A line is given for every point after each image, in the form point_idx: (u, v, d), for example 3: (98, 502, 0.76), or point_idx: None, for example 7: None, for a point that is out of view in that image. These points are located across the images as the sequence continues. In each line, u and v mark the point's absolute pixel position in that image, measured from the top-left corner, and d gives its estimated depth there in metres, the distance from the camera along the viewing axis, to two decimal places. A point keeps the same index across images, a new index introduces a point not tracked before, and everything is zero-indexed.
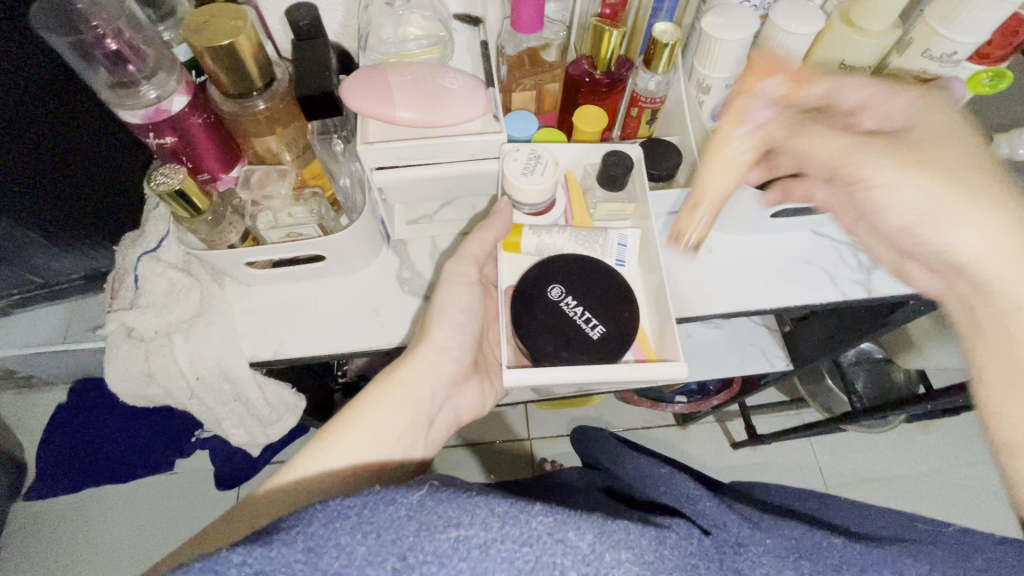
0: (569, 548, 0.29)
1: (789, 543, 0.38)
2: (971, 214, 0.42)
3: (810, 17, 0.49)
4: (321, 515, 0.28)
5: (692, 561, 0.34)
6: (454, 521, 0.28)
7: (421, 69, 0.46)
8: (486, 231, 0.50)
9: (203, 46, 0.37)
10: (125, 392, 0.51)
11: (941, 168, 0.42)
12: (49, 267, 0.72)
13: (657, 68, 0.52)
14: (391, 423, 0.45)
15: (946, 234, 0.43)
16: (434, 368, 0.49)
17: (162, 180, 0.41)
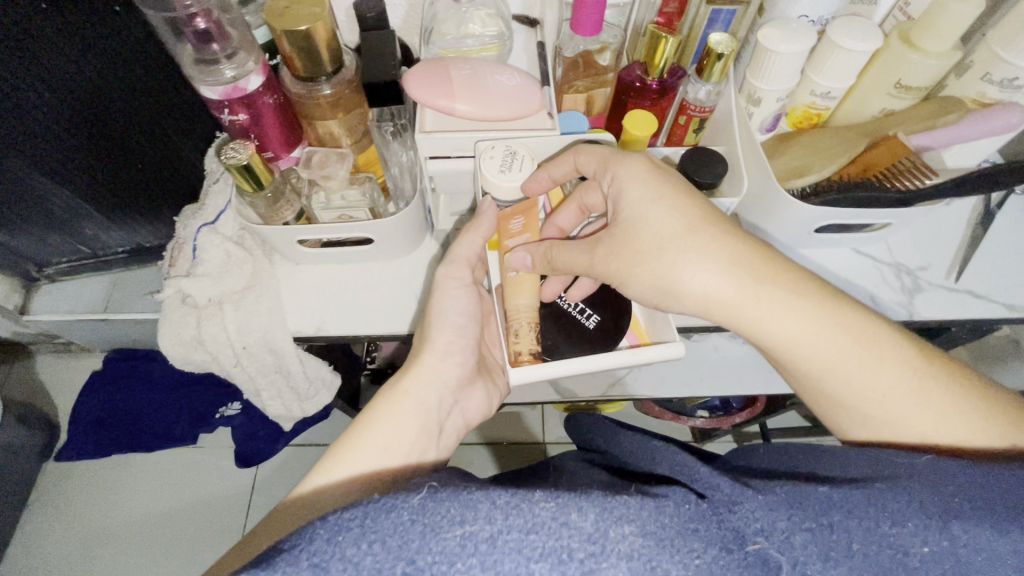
0: (575, 530, 0.27)
1: (785, 495, 0.30)
2: (680, 284, 0.41)
3: (869, 35, 0.49)
4: (322, 532, 0.27)
5: (694, 528, 0.29)
6: (459, 518, 0.27)
7: (481, 65, 0.47)
8: (474, 230, 0.48)
9: (283, 29, 0.39)
10: (174, 356, 0.53)
11: (631, 247, 0.42)
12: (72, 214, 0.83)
13: (709, 78, 0.53)
14: (404, 430, 0.44)
15: (698, 278, 0.41)
16: (438, 371, 0.48)
17: (233, 155, 0.43)
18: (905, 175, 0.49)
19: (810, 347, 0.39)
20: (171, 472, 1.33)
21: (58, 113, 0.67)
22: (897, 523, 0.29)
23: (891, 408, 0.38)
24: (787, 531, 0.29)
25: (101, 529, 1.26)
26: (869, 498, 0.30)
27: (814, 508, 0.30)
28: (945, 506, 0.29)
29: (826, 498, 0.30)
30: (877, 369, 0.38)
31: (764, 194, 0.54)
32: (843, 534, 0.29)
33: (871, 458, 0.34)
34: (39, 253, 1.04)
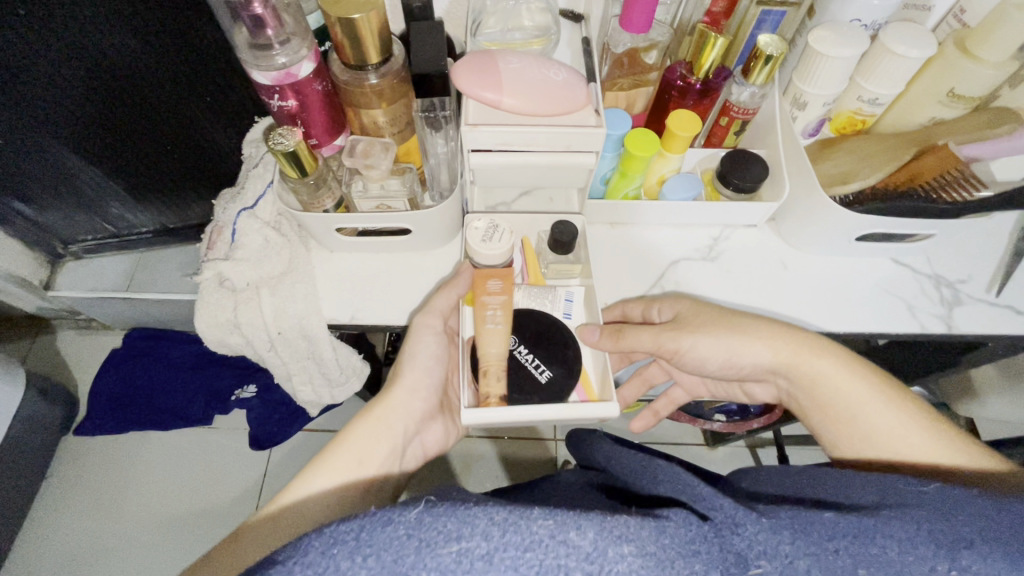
0: (572, 549, 0.28)
1: (791, 519, 0.32)
2: (740, 353, 0.50)
3: (922, 42, 0.48)
4: (316, 543, 0.28)
5: (696, 549, 0.30)
6: (455, 534, 0.28)
7: (529, 59, 0.47)
8: (450, 288, 0.51)
9: (337, 16, 0.39)
10: (209, 338, 0.54)
11: (698, 325, 0.51)
12: (71, 169, 0.85)
13: (756, 79, 0.52)
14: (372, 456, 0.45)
15: (746, 353, 0.50)
16: (408, 405, 0.50)
17: (279, 141, 0.43)
18: (956, 187, 0.48)
19: (833, 389, 0.47)
20: (186, 451, 1.34)
21: (72, 73, 0.70)
22: (902, 551, 0.30)
23: (903, 446, 0.44)
24: (791, 554, 0.30)
25: (115, 503, 1.28)
26: (877, 525, 0.31)
27: (822, 535, 0.31)
28: (956, 535, 0.30)
29: (832, 525, 0.31)
30: (891, 410, 0.45)
31: (807, 201, 0.54)
32: (849, 560, 0.30)
33: (880, 490, 0.35)
34: (66, 230, 1.05)
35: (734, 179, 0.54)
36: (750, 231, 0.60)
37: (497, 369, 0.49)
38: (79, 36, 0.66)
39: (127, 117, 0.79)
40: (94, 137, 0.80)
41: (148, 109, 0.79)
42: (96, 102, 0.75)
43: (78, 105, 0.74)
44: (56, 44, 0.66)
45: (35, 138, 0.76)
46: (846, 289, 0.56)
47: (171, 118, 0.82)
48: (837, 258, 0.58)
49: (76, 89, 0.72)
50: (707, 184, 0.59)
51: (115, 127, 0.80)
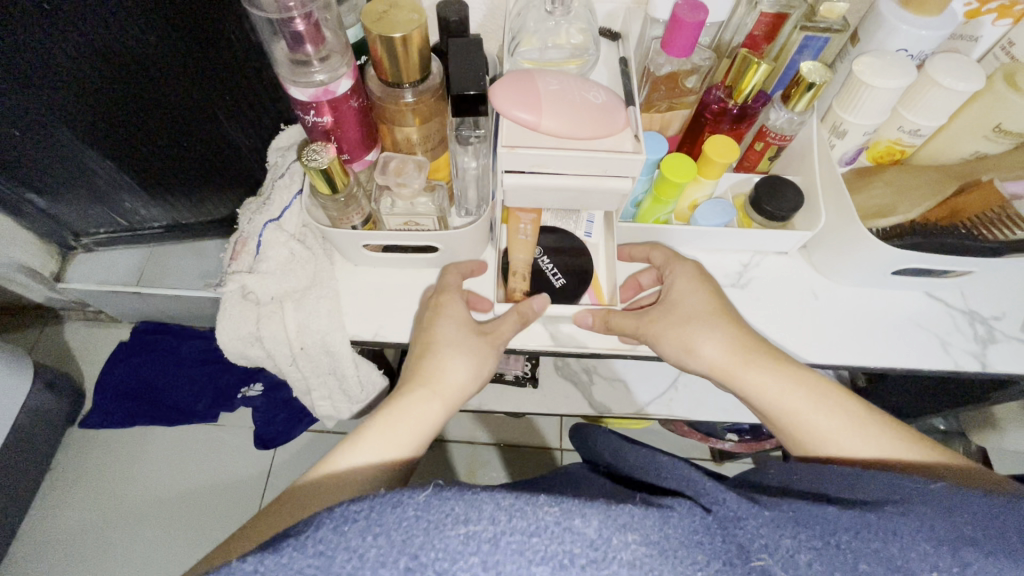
0: (577, 535, 0.27)
1: (793, 512, 0.31)
2: (698, 346, 0.48)
3: (970, 75, 0.47)
4: (328, 520, 0.27)
5: (698, 540, 0.29)
6: (462, 517, 0.27)
7: (568, 80, 0.46)
8: (517, 318, 0.49)
9: (379, 35, 0.38)
10: (230, 350, 0.53)
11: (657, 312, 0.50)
12: (86, 160, 0.84)
13: (795, 107, 0.51)
14: (417, 440, 0.43)
15: (705, 349, 0.48)
16: (459, 384, 0.46)
17: (313, 158, 0.42)
18: (992, 226, 0.48)
19: (777, 396, 0.45)
20: (190, 447, 1.34)
21: (88, 64, 0.69)
22: (906, 548, 0.28)
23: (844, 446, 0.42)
24: (791, 549, 0.29)
25: (118, 498, 1.28)
26: (879, 521, 0.30)
27: (822, 529, 0.30)
28: (958, 533, 0.29)
29: (834, 519, 0.30)
30: (837, 416, 0.43)
31: (844, 232, 0.52)
32: (849, 555, 0.28)
33: (884, 486, 0.33)
34: (79, 223, 1.05)
35: (770, 207, 0.53)
36: (781, 258, 0.59)
37: (520, 276, 0.55)
38: (108, 32, 0.66)
39: (139, 110, 0.78)
40: (109, 127, 0.79)
41: (161, 105, 0.78)
42: (110, 94, 0.74)
43: (99, 100, 0.74)
44: (83, 38, 0.66)
45: (57, 134, 0.77)
46: (877, 321, 0.55)
47: (193, 115, 0.82)
48: (868, 289, 0.56)
49: (93, 80, 0.71)
50: (739, 210, 0.57)
51: (128, 121, 0.79)
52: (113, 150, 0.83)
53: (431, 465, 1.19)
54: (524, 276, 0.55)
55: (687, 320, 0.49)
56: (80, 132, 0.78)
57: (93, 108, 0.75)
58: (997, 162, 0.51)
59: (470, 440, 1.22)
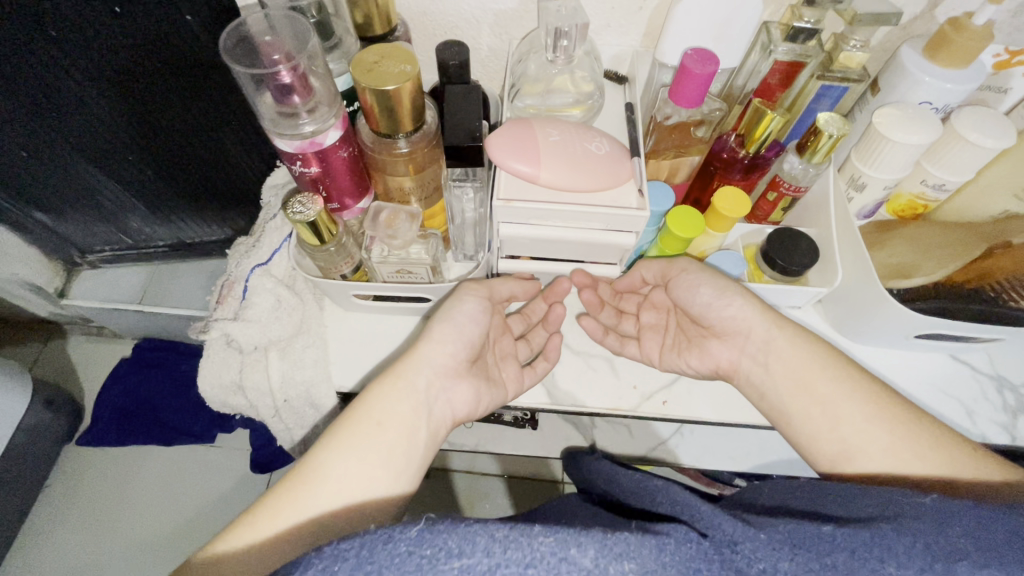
0: (570, 566, 0.27)
1: (786, 534, 0.29)
2: (725, 303, 0.47)
3: (998, 132, 0.44)
4: (318, 560, 0.27)
5: (696, 568, 0.28)
6: (456, 550, 0.27)
7: (570, 130, 0.44)
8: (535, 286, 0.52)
9: (369, 88, 0.36)
10: (213, 399, 0.51)
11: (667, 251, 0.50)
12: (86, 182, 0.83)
13: (810, 158, 0.48)
14: (394, 421, 0.40)
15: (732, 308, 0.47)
16: (436, 354, 0.44)
17: (298, 210, 0.40)
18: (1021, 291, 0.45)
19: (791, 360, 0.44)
20: (186, 469, 1.32)
21: (95, 94, 0.69)
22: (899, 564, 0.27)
23: (849, 417, 0.40)
24: (787, 573, 0.28)
25: (113, 517, 1.26)
26: (874, 538, 0.29)
27: (816, 549, 0.28)
28: (949, 546, 0.28)
29: (829, 539, 0.29)
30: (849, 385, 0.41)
31: (860, 291, 0.49)
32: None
33: (879, 500, 0.32)
34: (84, 242, 1.04)
35: (782, 261, 0.50)
36: (794, 312, 0.55)
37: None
38: (105, 52, 0.64)
39: (146, 136, 0.77)
40: (115, 151, 0.78)
41: (168, 129, 0.78)
42: (117, 122, 0.73)
43: (96, 117, 0.72)
44: (83, 55, 0.64)
45: (56, 153, 0.75)
46: (898, 384, 0.52)
47: (197, 130, 0.80)
48: (887, 350, 0.53)
49: (98, 108, 0.71)
50: (750, 262, 0.54)
51: (134, 146, 0.79)
52: (115, 172, 0.83)
53: (430, 495, 1.16)
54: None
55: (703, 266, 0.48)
56: (83, 156, 0.77)
57: (100, 134, 0.75)
58: None
59: (469, 472, 1.19)
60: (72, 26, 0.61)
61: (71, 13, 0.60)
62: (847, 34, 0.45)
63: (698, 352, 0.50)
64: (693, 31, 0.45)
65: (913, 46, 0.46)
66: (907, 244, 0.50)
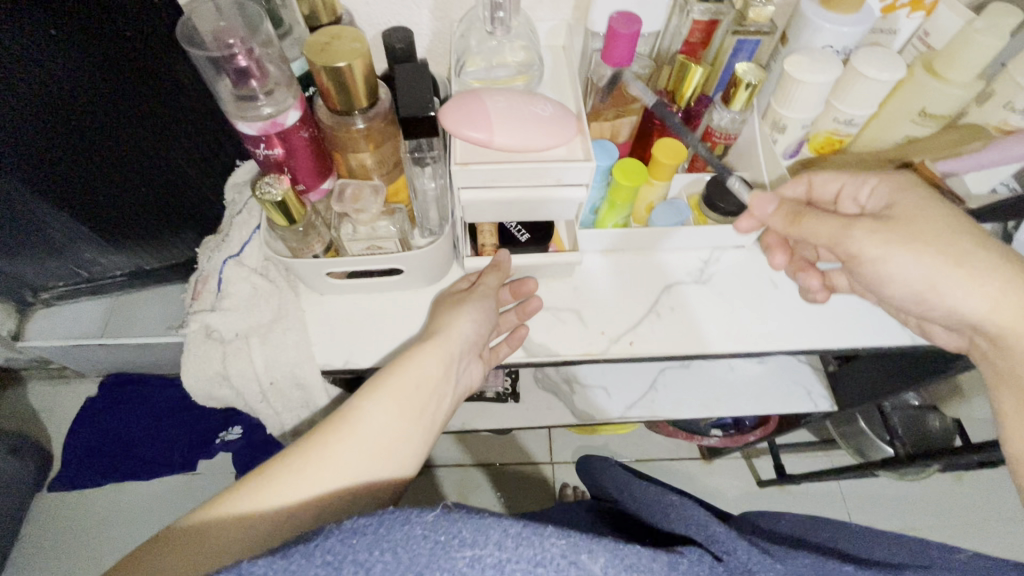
0: (582, 571, 0.27)
1: (805, 568, 0.34)
2: (943, 289, 0.44)
3: (892, 66, 0.50)
4: (336, 532, 0.26)
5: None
6: (469, 540, 0.27)
7: (515, 96, 0.48)
8: (496, 271, 0.52)
9: (323, 65, 0.39)
10: (197, 391, 0.52)
11: (910, 233, 0.43)
12: (32, 214, 0.81)
13: (735, 106, 0.53)
14: (418, 387, 0.45)
15: (956, 296, 0.44)
16: (456, 335, 0.49)
17: (267, 190, 0.42)
18: None
19: None
20: (171, 501, 1.29)
21: (34, 121, 0.67)
22: None
23: None
24: None
25: (97, 560, 1.22)
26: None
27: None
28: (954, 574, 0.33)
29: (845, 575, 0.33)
30: None
31: None
32: None
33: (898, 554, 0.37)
34: (36, 278, 1.01)
35: (722, 204, 0.55)
36: (739, 252, 0.61)
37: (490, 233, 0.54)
38: (48, 75, 0.64)
39: (91, 158, 0.76)
40: (60, 179, 0.77)
41: (114, 149, 0.77)
42: (59, 147, 0.72)
43: (41, 146, 0.71)
44: (24, 82, 0.63)
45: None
46: (835, 304, 0.58)
47: (148, 150, 0.79)
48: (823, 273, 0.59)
49: (39, 136, 0.69)
50: (694, 209, 0.59)
51: (78, 172, 0.77)
52: (64, 202, 0.81)
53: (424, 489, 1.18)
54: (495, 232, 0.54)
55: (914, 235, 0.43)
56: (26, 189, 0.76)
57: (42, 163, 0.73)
58: (923, 144, 0.54)
59: (460, 462, 1.21)
60: (13, 56, 0.60)
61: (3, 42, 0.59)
62: None
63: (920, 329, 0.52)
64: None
65: None
66: (831, 170, 0.54)
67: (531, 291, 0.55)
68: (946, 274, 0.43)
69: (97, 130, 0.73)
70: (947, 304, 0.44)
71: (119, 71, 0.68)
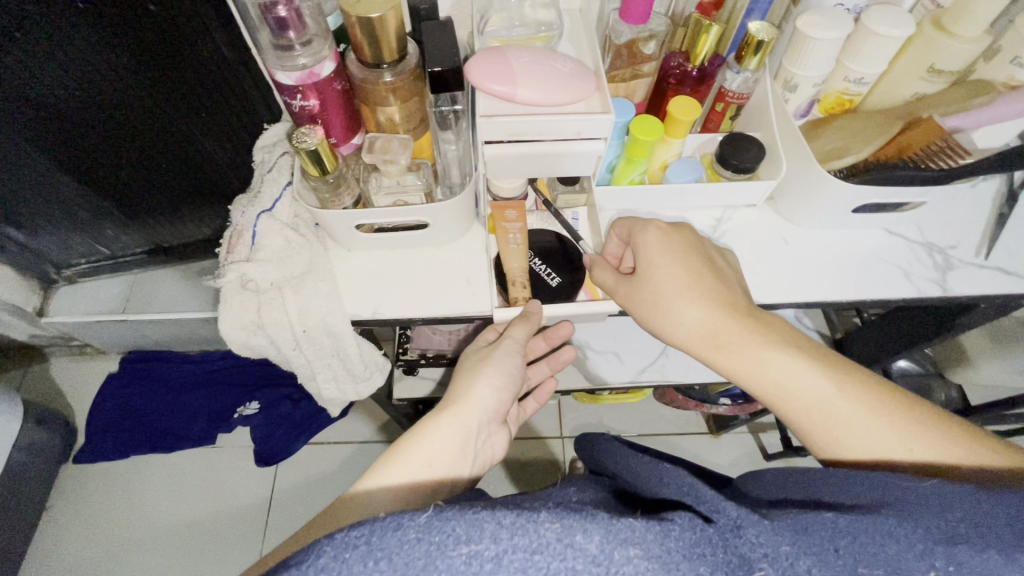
0: (579, 552, 0.29)
1: (790, 520, 0.31)
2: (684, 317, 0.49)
3: (903, 21, 0.51)
4: (329, 549, 0.28)
5: (701, 553, 0.30)
6: (464, 537, 0.29)
7: (537, 53, 0.49)
8: (524, 323, 0.54)
9: (358, 15, 0.41)
10: (233, 340, 0.54)
11: (660, 279, 0.50)
12: (59, 181, 0.84)
13: (750, 65, 0.55)
14: (441, 457, 0.47)
15: (688, 319, 0.49)
16: (480, 399, 0.52)
17: (302, 139, 0.45)
18: (940, 155, 0.52)
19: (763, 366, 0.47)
20: (192, 473, 1.33)
21: (63, 89, 0.70)
22: (902, 551, 0.29)
23: (833, 420, 0.44)
24: (790, 556, 0.29)
25: (121, 529, 1.26)
26: (875, 524, 0.30)
27: (821, 537, 0.30)
28: (951, 531, 0.29)
29: (831, 525, 0.30)
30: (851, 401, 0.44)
31: (804, 177, 0.56)
32: (848, 559, 0.29)
33: (876, 485, 0.34)
34: (60, 255, 1.04)
35: (735, 161, 0.56)
36: (751, 211, 0.62)
37: (523, 282, 0.56)
38: (66, 44, 0.66)
39: (116, 131, 0.78)
40: (87, 150, 0.80)
41: (137, 125, 0.79)
42: (85, 118, 0.75)
43: (56, 110, 0.72)
44: (48, 46, 0.65)
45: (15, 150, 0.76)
46: (843, 259, 0.59)
47: (165, 129, 0.81)
48: (833, 230, 0.60)
49: (67, 104, 0.72)
50: (707, 167, 0.61)
51: (104, 145, 0.80)
52: (89, 171, 0.84)
53: None
54: (525, 283, 0.56)
55: (673, 289, 0.49)
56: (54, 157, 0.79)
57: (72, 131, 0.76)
58: (932, 103, 0.55)
59: None
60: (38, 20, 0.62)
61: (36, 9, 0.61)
62: None
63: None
64: None
65: None
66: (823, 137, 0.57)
67: (565, 335, 0.62)
68: (711, 316, 0.48)
69: (121, 104, 0.75)
70: (682, 333, 0.50)
71: (147, 47, 0.69)
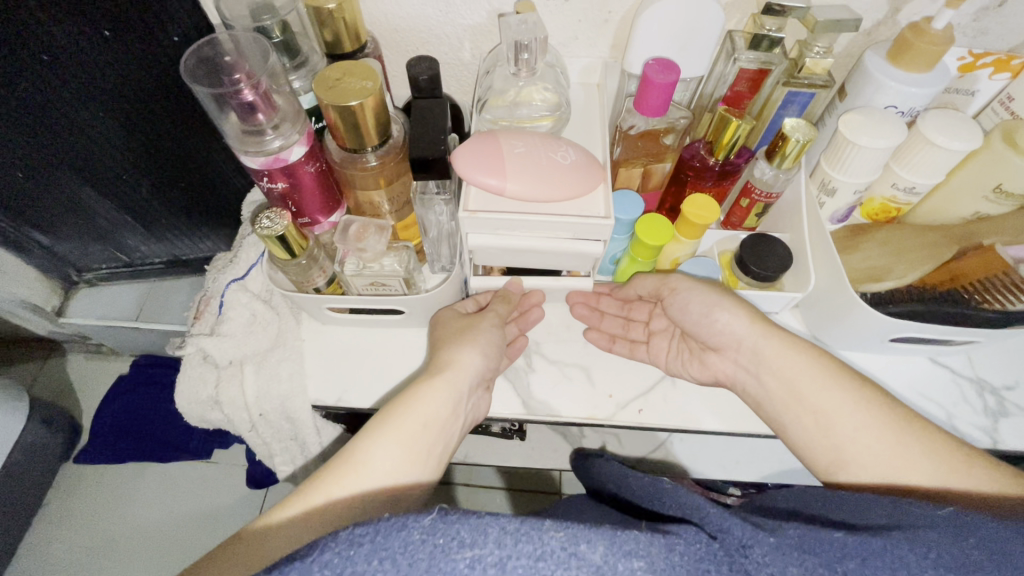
0: (582, 561, 0.25)
1: (799, 539, 0.28)
2: (721, 311, 0.47)
3: (965, 133, 0.44)
4: (333, 544, 0.25)
5: (705, 569, 0.27)
6: (468, 540, 0.25)
7: (536, 140, 0.45)
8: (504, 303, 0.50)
9: (331, 103, 0.37)
10: (190, 413, 0.51)
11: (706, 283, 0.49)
12: (88, 204, 0.76)
13: (781, 164, 0.48)
14: (437, 420, 0.41)
15: (725, 317, 0.47)
16: (473, 364, 0.45)
17: (266, 224, 0.41)
18: (997, 294, 0.44)
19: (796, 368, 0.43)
20: (184, 487, 1.32)
21: (92, 116, 0.65)
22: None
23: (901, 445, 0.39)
24: None
25: (109, 539, 1.25)
26: (888, 548, 0.28)
27: (830, 556, 0.27)
28: (966, 559, 0.27)
29: (842, 546, 0.28)
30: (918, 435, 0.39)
31: (834, 299, 0.49)
32: None
33: (894, 510, 0.31)
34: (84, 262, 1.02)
35: (754, 267, 0.49)
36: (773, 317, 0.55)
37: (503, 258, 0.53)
38: (92, 71, 0.61)
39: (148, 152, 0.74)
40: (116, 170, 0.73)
41: (162, 147, 0.74)
42: (117, 140, 0.69)
43: (84, 133, 0.66)
44: (81, 81, 0.61)
45: (36, 169, 0.66)
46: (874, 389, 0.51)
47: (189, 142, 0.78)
48: (867, 353, 0.53)
49: (102, 128, 0.67)
50: (724, 268, 0.54)
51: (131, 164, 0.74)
52: (116, 194, 0.77)
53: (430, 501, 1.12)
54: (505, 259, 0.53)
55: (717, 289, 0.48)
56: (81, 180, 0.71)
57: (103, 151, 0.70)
58: (996, 225, 0.47)
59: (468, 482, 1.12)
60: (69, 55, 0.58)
61: (64, 38, 0.57)
62: (810, 41, 0.45)
63: (698, 364, 0.51)
64: (655, 40, 0.46)
65: (875, 50, 0.46)
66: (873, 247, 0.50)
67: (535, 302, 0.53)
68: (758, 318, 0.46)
69: (151, 128, 0.71)
70: (723, 324, 0.47)
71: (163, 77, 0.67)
